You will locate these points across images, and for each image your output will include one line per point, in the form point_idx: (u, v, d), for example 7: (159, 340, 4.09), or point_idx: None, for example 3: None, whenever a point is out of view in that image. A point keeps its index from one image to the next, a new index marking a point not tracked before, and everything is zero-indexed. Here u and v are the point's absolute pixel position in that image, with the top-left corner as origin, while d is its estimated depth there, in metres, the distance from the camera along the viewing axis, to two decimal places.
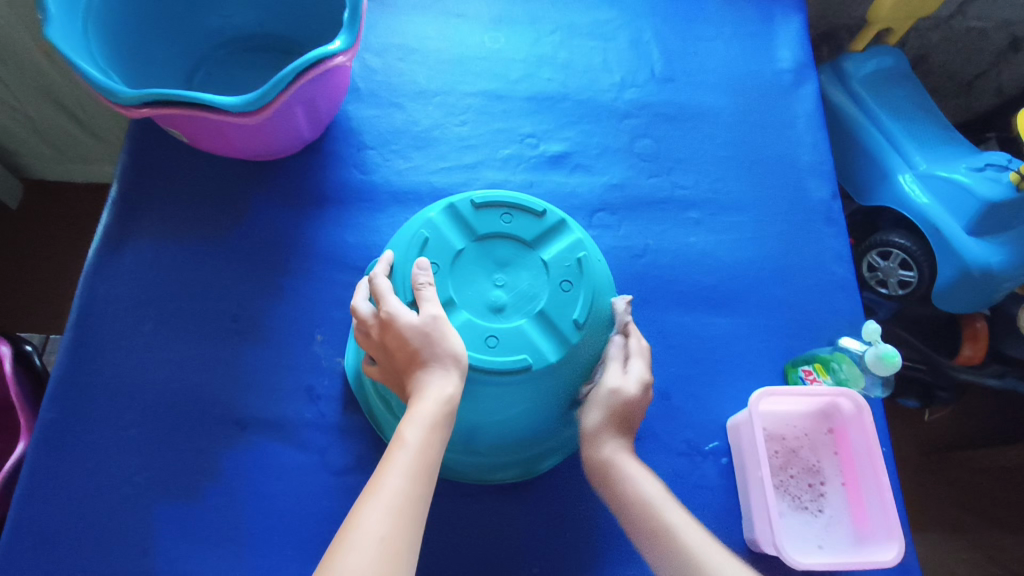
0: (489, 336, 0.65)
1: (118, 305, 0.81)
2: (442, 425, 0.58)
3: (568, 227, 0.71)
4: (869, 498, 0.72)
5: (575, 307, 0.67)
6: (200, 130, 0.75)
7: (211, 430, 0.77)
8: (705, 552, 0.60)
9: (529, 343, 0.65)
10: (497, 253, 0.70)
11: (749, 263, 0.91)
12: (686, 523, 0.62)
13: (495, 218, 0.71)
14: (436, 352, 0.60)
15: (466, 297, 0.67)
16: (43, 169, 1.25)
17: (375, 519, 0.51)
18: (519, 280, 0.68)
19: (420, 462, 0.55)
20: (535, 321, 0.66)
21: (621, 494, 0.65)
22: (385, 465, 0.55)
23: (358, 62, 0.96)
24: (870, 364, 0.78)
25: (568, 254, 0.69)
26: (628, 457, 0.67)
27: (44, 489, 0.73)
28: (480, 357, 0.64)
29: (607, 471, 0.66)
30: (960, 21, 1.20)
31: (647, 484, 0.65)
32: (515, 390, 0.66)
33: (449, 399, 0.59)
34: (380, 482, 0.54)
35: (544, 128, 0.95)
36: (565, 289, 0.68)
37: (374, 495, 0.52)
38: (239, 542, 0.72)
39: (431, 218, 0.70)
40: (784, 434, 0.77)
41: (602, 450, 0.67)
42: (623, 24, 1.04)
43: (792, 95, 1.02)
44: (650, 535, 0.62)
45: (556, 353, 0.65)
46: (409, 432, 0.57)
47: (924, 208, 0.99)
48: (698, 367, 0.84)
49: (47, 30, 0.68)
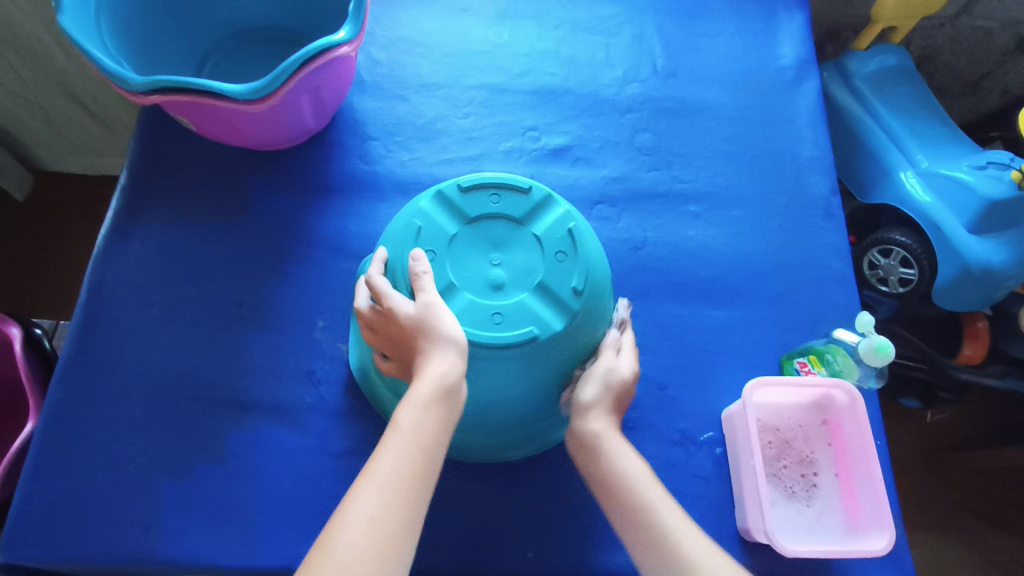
0: (494, 312, 0.66)
1: (126, 288, 0.83)
2: (438, 406, 0.58)
3: (555, 200, 0.72)
4: (862, 488, 0.73)
5: (572, 275, 0.68)
6: (207, 117, 0.77)
7: (214, 412, 0.78)
8: (683, 533, 0.60)
9: (532, 315, 0.66)
10: (490, 235, 0.71)
11: (747, 257, 0.92)
12: (666, 504, 0.63)
13: (484, 199, 0.71)
14: (434, 335, 0.61)
15: (465, 280, 0.68)
16: (55, 160, 1.27)
17: (366, 500, 0.52)
18: (515, 257, 0.69)
19: (415, 443, 0.56)
20: (535, 294, 0.67)
21: (603, 469, 0.65)
22: (381, 449, 0.56)
23: (364, 55, 0.98)
24: (865, 356, 0.79)
25: (559, 224, 0.70)
26: (614, 434, 0.67)
27: (52, 466, 0.75)
28: (486, 334, 0.65)
29: (593, 443, 0.66)
30: (966, 20, 1.19)
31: (631, 460, 0.65)
32: (524, 362, 0.67)
33: (445, 379, 0.59)
34: (376, 464, 0.55)
35: (546, 122, 0.97)
36: (561, 260, 0.68)
37: (369, 477, 0.54)
38: (240, 521, 0.74)
39: (421, 208, 0.71)
40: (778, 425, 0.78)
41: (592, 423, 0.67)
42: (627, 20, 1.05)
43: (794, 92, 1.03)
44: (628, 509, 0.62)
45: (561, 323, 0.67)
46: (404, 416, 0.58)
47: (926, 205, 1.00)
48: (694, 358, 0.85)
49: (61, 18, 0.69)
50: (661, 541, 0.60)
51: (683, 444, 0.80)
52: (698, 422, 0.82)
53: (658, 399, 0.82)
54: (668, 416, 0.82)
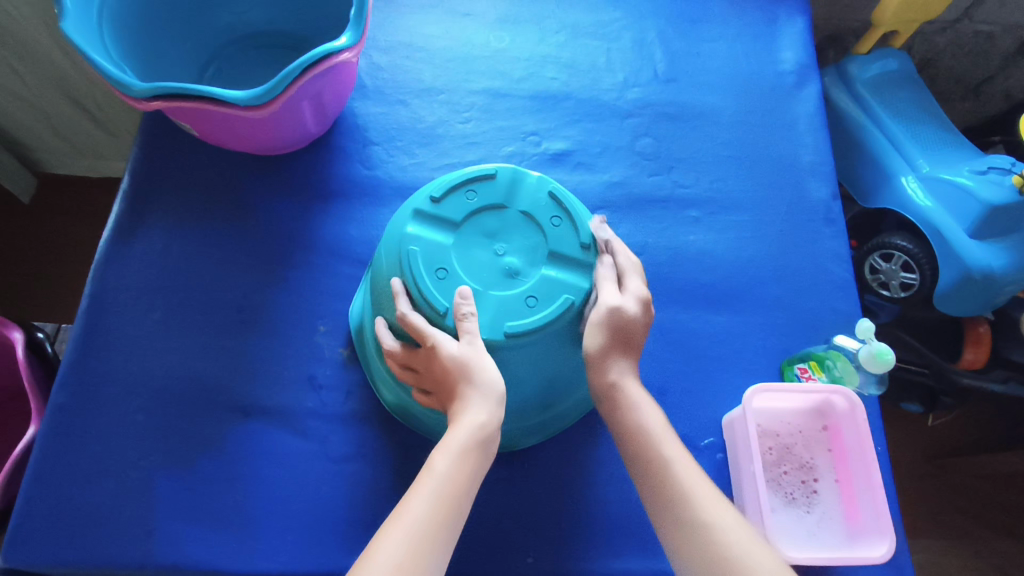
0: (527, 297, 0.66)
1: (127, 293, 0.83)
2: (473, 454, 0.59)
3: (520, 173, 0.71)
4: (861, 494, 0.73)
5: (573, 233, 0.69)
6: (209, 123, 0.77)
7: (215, 417, 0.79)
8: (696, 490, 0.60)
9: (559, 285, 0.67)
10: (482, 230, 0.69)
11: (748, 262, 0.92)
12: (681, 460, 0.62)
13: (461, 199, 0.69)
14: (477, 381, 0.61)
15: (483, 280, 0.67)
16: (58, 162, 1.27)
17: (391, 546, 0.52)
18: (516, 242, 0.69)
19: (448, 490, 0.57)
20: (551, 265, 0.68)
21: (623, 421, 0.65)
22: (411, 493, 0.57)
23: (365, 60, 0.98)
24: (864, 362, 0.79)
25: (538, 192, 0.70)
26: (634, 385, 0.66)
27: (54, 471, 0.75)
28: (528, 320, 0.65)
29: (612, 394, 0.65)
30: (966, 24, 1.19)
31: (650, 414, 0.65)
32: (555, 340, 0.67)
33: (482, 428, 0.60)
34: (406, 507, 0.55)
35: (547, 127, 0.97)
36: (558, 224, 0.69)
37: (397, 522, 0.54)
38: (240, 526, 0.74)
39: (407, 233, 0.68)
40: (778, 430, 0.78)
41: (610, 373, 0.65)
42: (627, 25, 1.05)
43: (794, 96, 1.03)
44: (645, 464, 0.62)
45: (586, 280, 0.68)
46: (439, 461, 0.58)
47: (927, 210, 1.00)
48: (694, 364, 0.85)
49: (64, 24, 0.69)
50: (675, 497, 0.60)
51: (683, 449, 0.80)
52: (698, 428, 0.82)
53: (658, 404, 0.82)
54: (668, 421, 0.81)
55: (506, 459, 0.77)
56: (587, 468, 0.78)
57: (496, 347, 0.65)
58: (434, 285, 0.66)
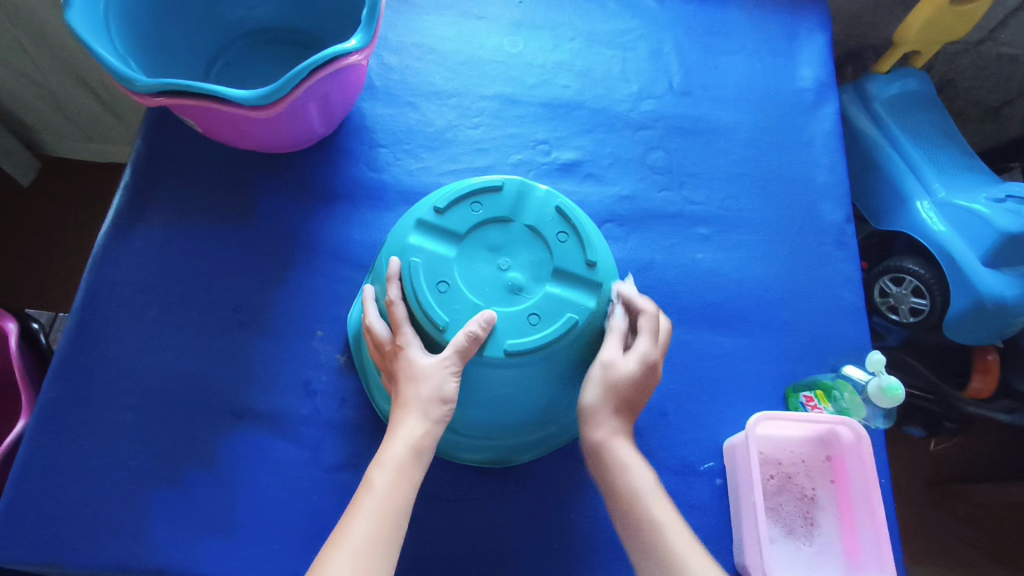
0: (530, 314, 0.64)
1: (125, 288, 0.82)
2: (410, 470, 0.59)
3: (528, 186, 0.69)
4: (863, 529, 0.72)
5: (579, 251, 0.67)
6: (213, 120, 0.76)
7: (208, 420, 0.77)
8: (688, 553, 0.58)
9: (563, 303, 0.65)
10: (487, 242, 0.67)
11: (756, 283, 0.90)
12: (672, 521, 0.61)
13: (466, 211, 0.68)
14: (420, 394, 0.60)
15: (485, 295, 0.65)
16: (60, 147, 1.26)
17: (339, 563, 0.52)
18: (519, 257, 0.67)
19: (385, 504, 0.56)
20: (555, 283, 0.66)
21: (612, 483, 0.63)
22: (353, 508, 0.56)
23: (376, 60, 0.96)
24: (873, 395, 0.77)
25: (544, 206, 0.68)
26: (623, 444, 0.65)
27: (40, 468, 0.74)
28: (530, 338, 0.63)
29: (601, 455, 0.64)
30: (990, 46, 1.16)
31: (640, 475, 0.63)
32: (553, 361, 0.65)
33: (418, 443, 0.60)
34: (347, 525, 0.55)
35: (557, 135, 0.95)
36: (564, 242, 0.67)
37: (338, 542, 0.54)
38: (227, 530, 0.73)
39: (408, 243, 0.66)
40: (780, 459, 0.76)
41: (597, 433, 0.65)
42: (645, 34, 1.03)
43: (811, 114, 1.01)
44: (632, 527, 0.61)
45: (591, 298, 0.66)
46: (378, 475, 0.58)
47: (941, 236, 0.97)
48: (698, 386, 0.83)
49: (68, 16, 0.68)
50: (665, 558, 0.58)
51: (682, 473, 0.79)
52: (699, 451, 0.80)
53: (659, 425, 0.80)
54: (669, 443, 0.80)
55: (501, 476, 0.76)
56: (583, 488, 0.76)
57: (494, 364, 0.63)
58: (435, 298, 0.64)
